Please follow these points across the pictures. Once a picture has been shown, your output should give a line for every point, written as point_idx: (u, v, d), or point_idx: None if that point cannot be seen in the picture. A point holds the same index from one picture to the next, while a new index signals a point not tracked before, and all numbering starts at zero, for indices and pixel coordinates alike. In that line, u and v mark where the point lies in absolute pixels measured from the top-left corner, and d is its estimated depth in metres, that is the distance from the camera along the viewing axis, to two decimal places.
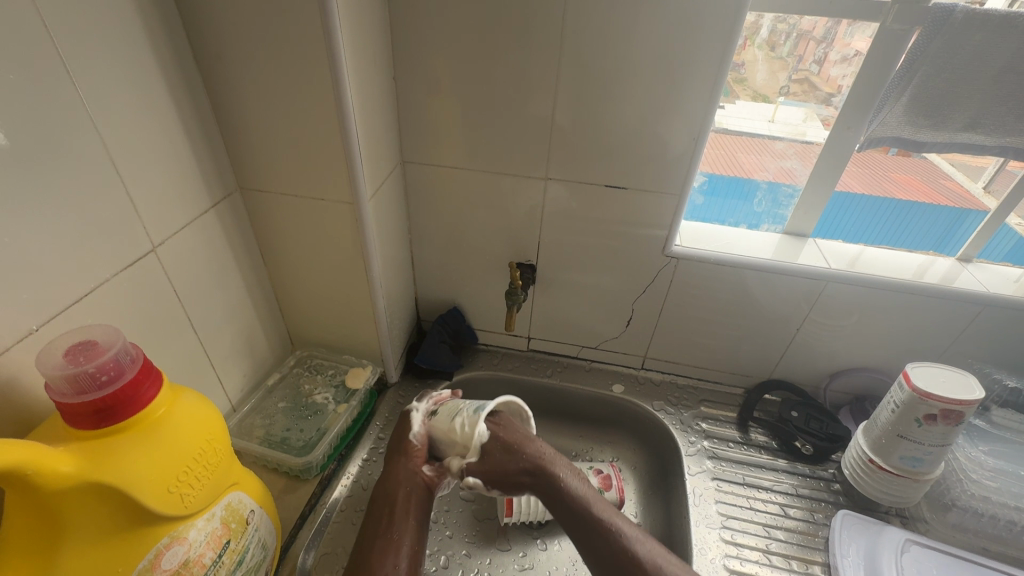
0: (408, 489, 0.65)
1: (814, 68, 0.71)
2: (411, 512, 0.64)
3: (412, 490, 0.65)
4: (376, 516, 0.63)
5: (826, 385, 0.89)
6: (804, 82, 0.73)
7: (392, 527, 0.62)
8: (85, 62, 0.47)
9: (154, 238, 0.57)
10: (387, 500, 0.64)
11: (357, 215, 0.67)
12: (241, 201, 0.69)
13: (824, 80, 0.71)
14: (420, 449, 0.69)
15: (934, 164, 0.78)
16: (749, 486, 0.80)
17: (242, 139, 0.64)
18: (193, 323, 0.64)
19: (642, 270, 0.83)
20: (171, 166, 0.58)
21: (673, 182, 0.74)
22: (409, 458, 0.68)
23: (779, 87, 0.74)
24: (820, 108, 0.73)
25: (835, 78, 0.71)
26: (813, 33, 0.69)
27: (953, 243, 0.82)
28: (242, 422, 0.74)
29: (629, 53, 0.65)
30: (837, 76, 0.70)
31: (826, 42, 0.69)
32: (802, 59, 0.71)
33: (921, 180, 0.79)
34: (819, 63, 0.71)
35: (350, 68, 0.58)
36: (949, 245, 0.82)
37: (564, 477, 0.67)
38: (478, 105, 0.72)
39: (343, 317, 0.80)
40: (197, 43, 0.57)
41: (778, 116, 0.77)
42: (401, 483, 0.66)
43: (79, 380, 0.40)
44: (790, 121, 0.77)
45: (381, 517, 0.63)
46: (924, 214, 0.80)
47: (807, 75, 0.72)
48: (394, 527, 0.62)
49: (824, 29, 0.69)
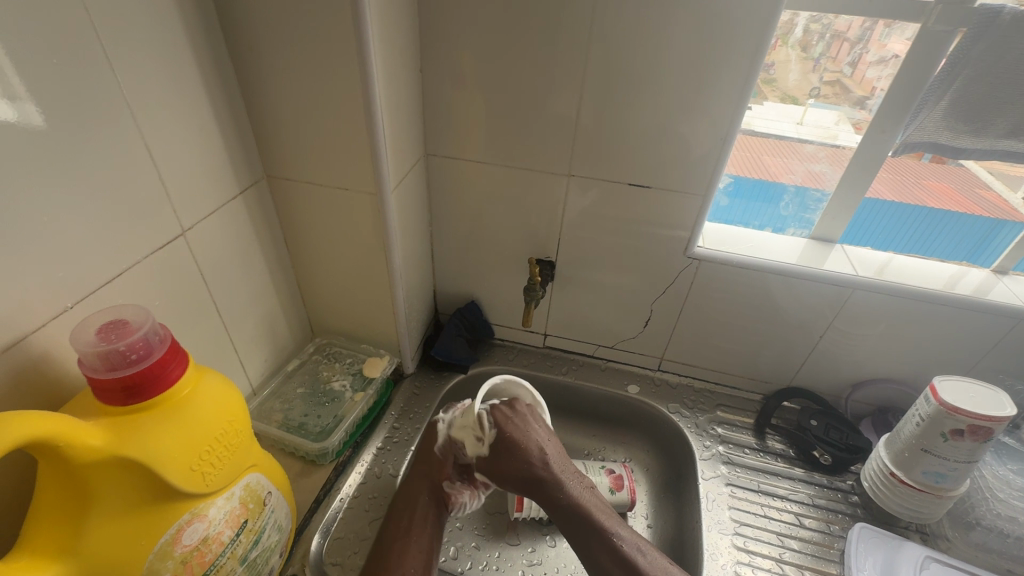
0: (426, 500, 0.67)
1: (847, 69, 0.70)
2: (427, 522, 0.66)
3: (429, 504, 0.67)
4: (394, 521, 0.66)
5: (847, 395, 0.87)
6: (835, 84, 0.71)
7: (408, 535, 0.64)
8: (122, 49, 0.48)
9: (184, 222, 0.58)
10: (406, 508, 0.67)
11: (379, 206, 0.68)
12: (268, 189, 0.71)
13: (857, 82, 0.70)
14: (444, 463, 0.70)
15: (969, 169, 0.75)
16: (764, 494, 0.78)
17: (271, 129, 0.65)
18: (218, 307, 0.65)
19: (663, 271, 0.82)
20: (202, 153, 0.59)
21: (698, 183, 0.72)
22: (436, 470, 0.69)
23: (810, 88, 0.72)
24: (852, 111, 0.72)
25: (869, 80, 0.69)
26: (847, 34, 0.67)
27: (986, 256, 0.79)
28: (263, 406, 0.75)
29: (657, 52, 0.64)
30: (872, 78, 0.69)
31: (861, 43, 0.67)
32: (836, 60, 0.70)
33: (956, 188, 0.76)
34: (851, 65, 0.69)
35: (379, 60, 0.58)
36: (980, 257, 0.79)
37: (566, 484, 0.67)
38: (503, 99, 0.72)
39: (362, 306, 0.81)
40: (230, 33, 0.58)
41: (807, 118, 0.75)
42: (422, 493, 0.68)
43: (109, 357, 0.41)
44: (820, 124, 0.75)
45: (398, 524, 0.65)
46: (953, 222, 0.78)
47: (840, 77, 0.70)
48: (412, 533, 0.65)
49: (859, 29, 0.67)
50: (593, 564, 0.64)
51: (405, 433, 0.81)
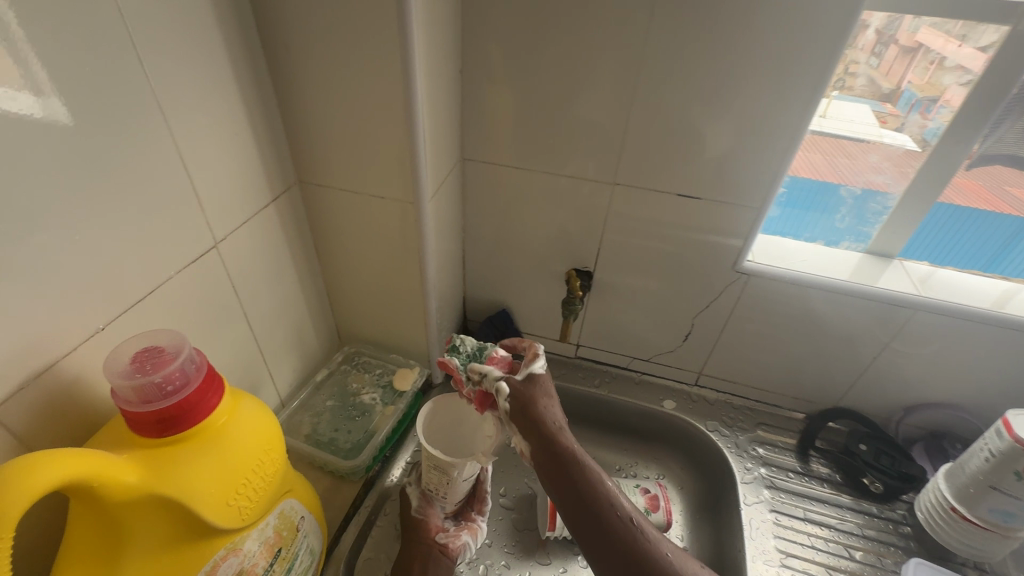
0: (423, 561, 0.63)
1: (872, 61, 0.66)
2: None
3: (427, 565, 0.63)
4: None
5: (899, 418, 0.82)
6: (861, 77, 0.67)
7: None
8: (157, 53, 0.45)
9: (216, 233, 0.55)
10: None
11: (416, 215, 0.65)
12: (300, 195, 0.68)
13: (884, 74, 0.67)
14: (427, 519, 0.66)
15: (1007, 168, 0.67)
16: (810, 523, 0.75)
17: (305, 133, 0.62)
18: (248, 319, 0.63)
19: (708, 284, 0.78)
20: (235, 159, 0.56)
21: (753, 194, 0.68)
22: (422, 530, 0.65)
23: (836, 81, 0.67)
24: (876, 104, 0.69)
25: (897, 72, 0.66)
26: (876, 25, 0.63)
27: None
28: (291, 418, 0.73)
29: (719, 54, 0.59)
30: (900, 70, 0.66)
31: (889, 34, 0.64)
32: (863, 52, 0.65)
33: (984, 186, 0.69)
34: (876, 58, 0.65)
35: (421, 62, 0.55)
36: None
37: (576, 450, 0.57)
38: (547, 103, 0.68)
39: (392, 315, 0.78)
40: (266, 33, 0.55)
41: (831, 112, 0.70)
42: (416, 557, 0.64)
43: (145, 390, 0.39)
44: (843, 117, 0.70)
45: None
46: (999, 226, 0.71)
47: (866, 70, 0.66)
48: None
49: (888, 21, 0.63)
50: (603, 549, 0.52)
51: None
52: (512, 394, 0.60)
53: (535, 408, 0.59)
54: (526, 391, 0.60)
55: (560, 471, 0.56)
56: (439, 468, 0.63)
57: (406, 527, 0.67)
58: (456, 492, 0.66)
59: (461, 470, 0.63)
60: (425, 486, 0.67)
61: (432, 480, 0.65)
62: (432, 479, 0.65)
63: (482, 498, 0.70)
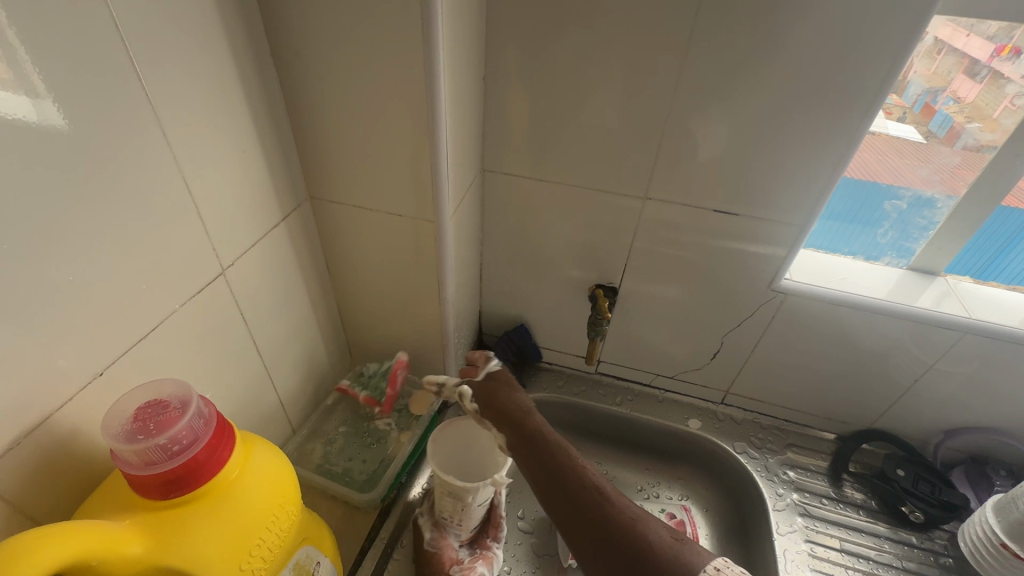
0: None
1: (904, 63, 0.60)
2: None
3: None
4: None
5: (938, 442, 0.79)
6: None
7: None
8: (160, 67, 0.41)
9: (223, 258, 0.51)
10: None
11: (436, 232, 0.60)
12: (311, 211, 0.63)
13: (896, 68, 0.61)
14: (441, 551, 0.61)
15: None
16: (848, 554, 0.71)
17: (317, 147, 0.58)
18: (257, 346, 0.59)
19: (741, 303, 0.74)
20: (244, 178, 0.52)
21: (794, 211, 0.64)
22: (437, 562, 0.60)
23: None
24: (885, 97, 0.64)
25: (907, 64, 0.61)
26: None
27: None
28: (302, 446, 0.69)
29: (764, 62, 0.55)
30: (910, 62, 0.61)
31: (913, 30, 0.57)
32: None
33: None
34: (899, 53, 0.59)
35: (446, 70, 0.50)
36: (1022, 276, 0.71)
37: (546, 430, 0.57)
38: (575, 112, 0.63)
39: (407, 333, 0.75)
40: (276, 40, 0.51)
41: None
42: None
43: (148, 453, 0.35)
44: None
45: None
46: (1005, 222, 0.67)
47: None
48: None
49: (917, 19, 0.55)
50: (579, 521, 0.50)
51: None
52: (475, 393, 0.62)
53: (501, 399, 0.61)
54: (491, 387, 0.63)
55: (530, 452, 0.56)
56: (453, 494, 0.59)
57: (420, 560, 0.62)
58: (471, 518, 0.61)
59: (478, 496, 0.59)
60: (438, 513, 0.63)
61: (445, 507, 0.61)
62: (446, 506, 0.60)
63: (497, 525, 0.65)
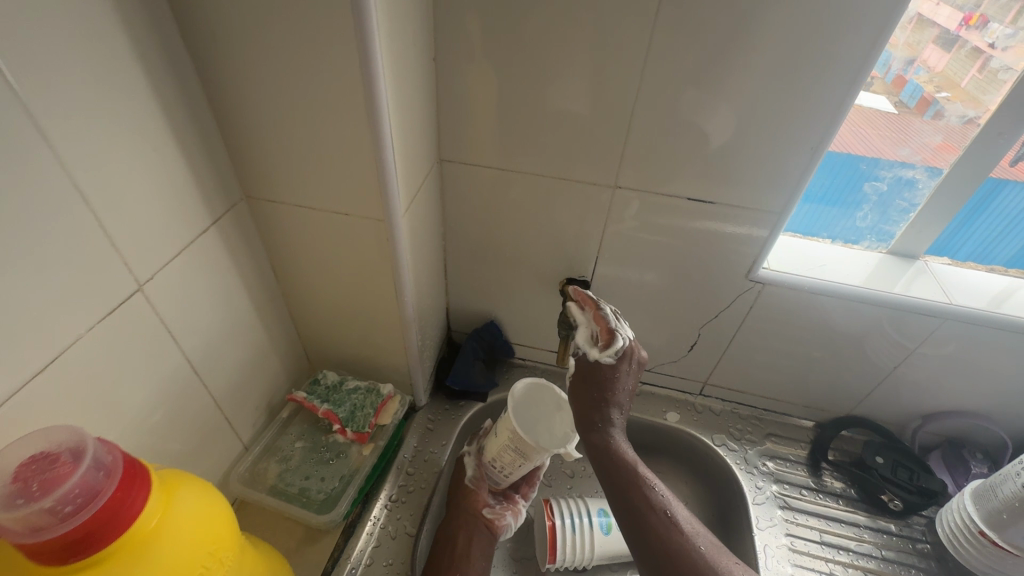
0: (466, 533, 0.65)
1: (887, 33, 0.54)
2: (472, 555, 0.63)
3: (472, 535, 0.64)
4: (435, 560, 0.63)
5: (916, 427, 0.78)
6: None
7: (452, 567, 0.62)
8: (33, 58, 0.34)
9: (139, 272, 0.45)
10: (445, 546, 0.64)
11: (388, 232, 0.56)
12: (249, 212, 0.57)
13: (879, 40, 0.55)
14: (478, 489, 0.69)
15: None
16: (827, 546, 0.70)
17: (248, 141, 0.51)
18: (193, 364, 0.54)
19: (717, 293, 0.71)
20: (160, 182, 0.45)
21: (771, 197, 0.61)
22: (470, 499, 0.67)
23: None
24: None
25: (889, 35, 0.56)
26: None
27: (988, 258, 0.70)
28: (256, 466, 0.64)
29: (741, 38, 0.50)
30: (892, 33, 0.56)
31: None
32: None
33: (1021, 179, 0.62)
34: None
35: (385, 53, 0.45)
36: (983, 251, 0.70)
37: (610, 452, 0.58)
38: (537, 96, 0.58)
39: (367, 336, 0.70)
40: (187, 20, 0.44)
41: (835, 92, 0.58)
42: (462, 526, 0.65)
43: (33, 519, 0.30)
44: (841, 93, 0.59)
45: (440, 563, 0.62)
46: (977, 200, 0.64)
47: None
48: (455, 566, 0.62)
49: None
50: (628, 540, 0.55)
51: (421, 479, 0.72)
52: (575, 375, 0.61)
53: (584, 397, 0.60)
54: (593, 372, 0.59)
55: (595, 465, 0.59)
56: (517, 450, 0.64)
57: (455, 493, 0.69)
58: (520, 471, 0.67)
59: (538, 456, 0.64)
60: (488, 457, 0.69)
61: (503, 458, 0.66)
62: (501, 455, 0.66)
63: (530, 484, 0.71)
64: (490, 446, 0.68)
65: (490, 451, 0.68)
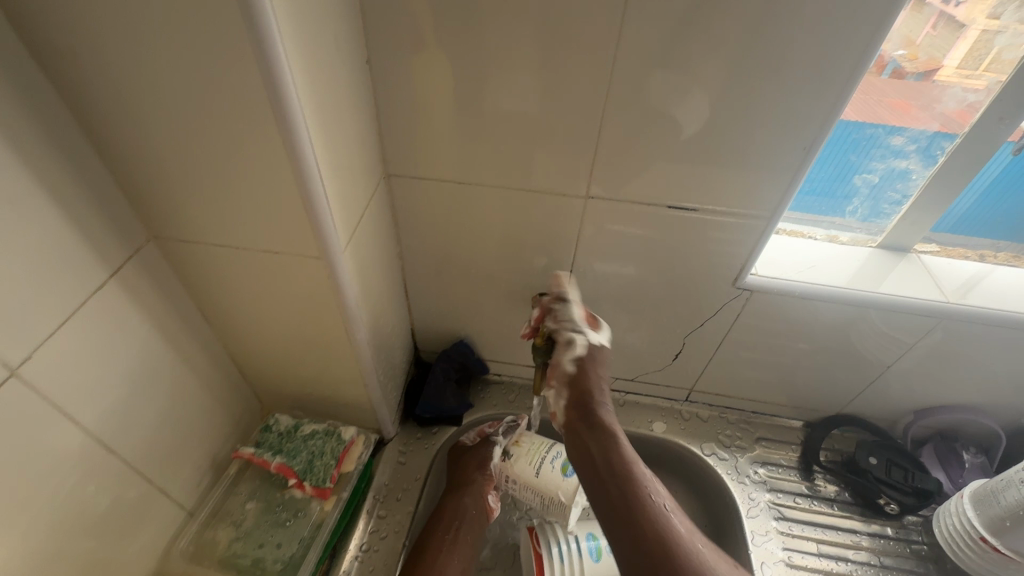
0: (472, 507, 0.66)
1: None
2: (473, 525, 0.66)
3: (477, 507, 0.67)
4: (437, 532, 0.64)
5: (908, 422, 0.75)
6: None
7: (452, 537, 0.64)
8: None
9: (9, 356, 0.36)
10: (451, 516, 0.65)
11: (329, 270, 0.48)
12: (160, 254, 0.49)
13: None
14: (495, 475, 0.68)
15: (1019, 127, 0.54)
16: (825, 558, 0.68)
17: (143, 176, 0.42)
18: (106, 442, 0.46)
19: (702, 301, 0.66)
20: (27, 241, 0.37)
21: (759, 200, 0.55)
22: (488, 475, 0.67)
23: None
24: None
25: None
26: None
27: (948, 223, 0.65)
28: (202, 535, 0.58)
29: (718, 25, 0.44)
30: None
31: None
32: None
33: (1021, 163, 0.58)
34: None
35: (293, 62, 0.36)
36: (946, 213, 0.64)
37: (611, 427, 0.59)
38: (490, 98, 0.50)
39: (320, 374, 0.63)
40: (34, 34, 0.35)
41: None
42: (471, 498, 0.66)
43: None
44: None
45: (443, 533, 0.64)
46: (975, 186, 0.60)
47: None
48: (454, 539, 0.64)
49: None
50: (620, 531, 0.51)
51: (394, 522, 0.66)
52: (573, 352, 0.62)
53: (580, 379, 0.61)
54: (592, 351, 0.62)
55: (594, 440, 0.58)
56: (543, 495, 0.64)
57: (475, 458, 0.69)
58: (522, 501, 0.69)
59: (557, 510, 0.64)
60: (511, 471, 0.66)
61: (526, 493, 0.66)
62: (525, 490, 0.66)
63: None
64: (518, 468, 0.66)
65: (516, 472, 0.66)
